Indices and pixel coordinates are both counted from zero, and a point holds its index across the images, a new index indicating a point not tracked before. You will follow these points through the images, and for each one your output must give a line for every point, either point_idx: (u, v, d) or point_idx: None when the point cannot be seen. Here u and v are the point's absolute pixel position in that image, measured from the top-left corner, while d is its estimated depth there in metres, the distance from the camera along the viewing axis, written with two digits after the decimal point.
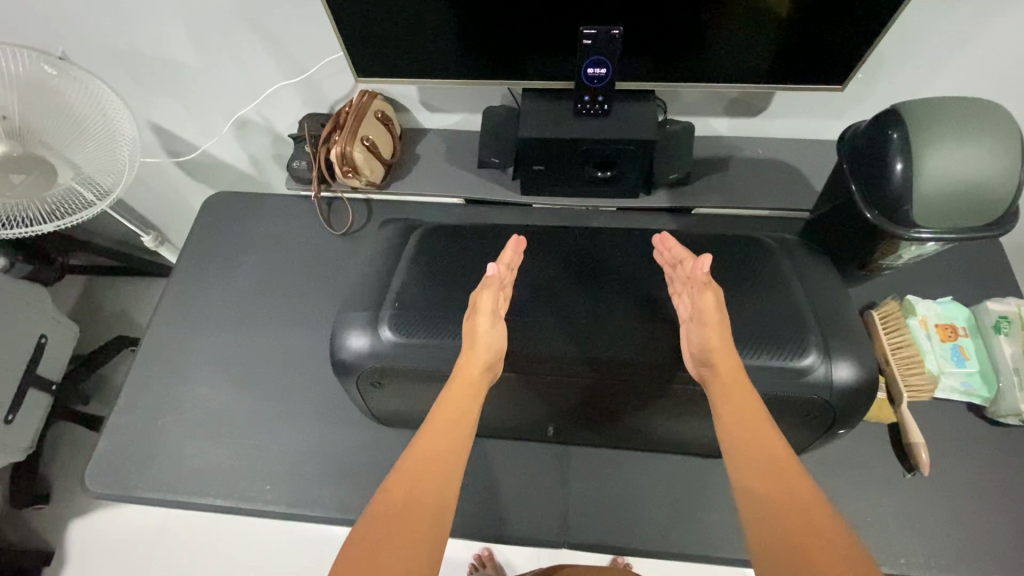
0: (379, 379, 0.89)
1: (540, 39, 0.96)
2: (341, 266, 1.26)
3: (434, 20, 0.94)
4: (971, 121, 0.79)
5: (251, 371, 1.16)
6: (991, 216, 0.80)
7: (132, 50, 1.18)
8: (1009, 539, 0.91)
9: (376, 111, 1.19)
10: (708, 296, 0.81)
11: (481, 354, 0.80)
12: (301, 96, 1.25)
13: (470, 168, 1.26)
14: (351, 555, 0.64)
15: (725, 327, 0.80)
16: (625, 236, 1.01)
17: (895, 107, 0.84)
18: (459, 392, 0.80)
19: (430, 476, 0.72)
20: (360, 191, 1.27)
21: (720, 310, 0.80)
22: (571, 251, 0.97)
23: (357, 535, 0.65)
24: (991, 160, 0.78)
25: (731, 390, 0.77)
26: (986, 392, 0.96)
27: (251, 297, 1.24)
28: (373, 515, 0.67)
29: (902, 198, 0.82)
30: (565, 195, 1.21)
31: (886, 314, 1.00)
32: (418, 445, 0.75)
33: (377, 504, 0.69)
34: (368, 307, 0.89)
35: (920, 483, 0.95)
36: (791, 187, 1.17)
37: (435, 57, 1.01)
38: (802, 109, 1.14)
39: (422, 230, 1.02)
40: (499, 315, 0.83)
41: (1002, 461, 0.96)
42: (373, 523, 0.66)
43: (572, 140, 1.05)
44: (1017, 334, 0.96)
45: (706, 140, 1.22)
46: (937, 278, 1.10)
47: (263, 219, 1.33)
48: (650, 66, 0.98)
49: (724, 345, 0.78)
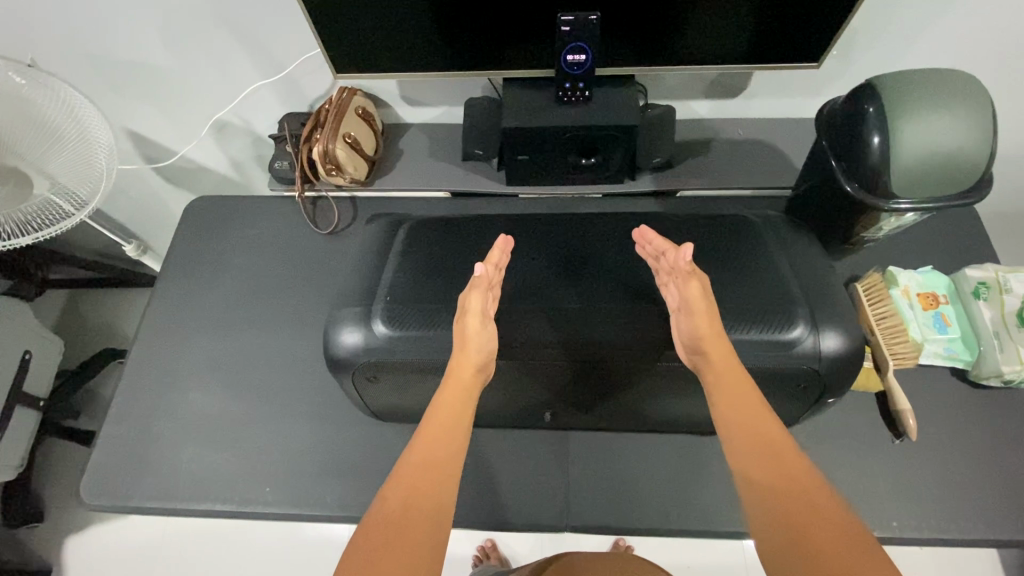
0: (375, 373, 0.89)
1: (519, 29, 0.95)
2: (330, 265, 1.25)
3: (410, 14, 0.94)
4: (943, 91, 0.80)
5: (245, 375, 1.15)
6: (967, 183, 0.82)
7: (104, 55, 1.16)
8: (996, 498, 0.93)
9: (357, 107, 1.18)
10: (694, 285, 0.81)
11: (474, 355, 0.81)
12: (279, 95, 1.23)
13: (455, 162, 1.25)
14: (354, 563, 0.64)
15: (712, 313, 0.80)
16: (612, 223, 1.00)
17: (868, 82, 0.86)
18: (455, 392, 0.80)
19: (430, 479, 0.72)
20: (345, 189, 1.27)
21: (706, 297, 0.80)
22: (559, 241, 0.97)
23: (358, 542, 0.66)
24: (965, 128, 0.79)
25: (723, 377, 0.78)
26: (968, 356, 1.00)
27: (240, 301, 1.23)
28: (373, 521, 0.68)
29: (880, 171, 0.84)
30: (551, 183, 1.22)
31: (870, 286, 1.02)
32: (416, 448, 0.76)
33: (377, 510, 0.69)
34: (361, 302, 0.89)
35: (909, 448, 0.98)
36: (773, 166, 1.19)
37: (415, 50, 1.00)
38: (780, 89, 1.16)
39: (410, 224, 1.01)
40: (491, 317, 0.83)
41: (986, 421, 0.99)
42: (374, 530, 0.67)
43: (555, 128, 1.05)
44: (996, 298, 0.98)
45: (688, 124, 1.23)
46: (918, 248, 1.13)
47: (248, 221, 1.31)
48: (630, 51, 0.99)
49: (713, 333, 0.79)
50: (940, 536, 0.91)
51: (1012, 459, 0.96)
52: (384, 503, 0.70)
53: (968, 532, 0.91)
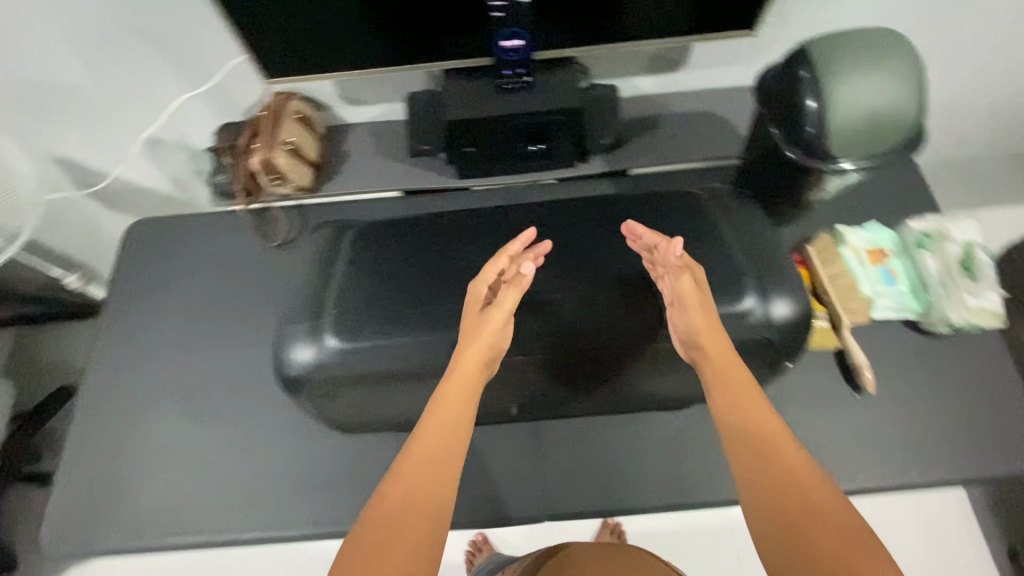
0: (331, 389, 0.95)
1: (451, 18, 0.93)
2: (285, 277, 1.21)
3: (335, 10, 0.90)
4: (871, 50, 0.82)
5: (207, 400, 1.11)
6: (899, 138, 0.85)
7: (12, 78, 1.08)
8: (954, 440, 0.97)
9: (294, 111, 1.14)
10: (685, 279, 0.83)
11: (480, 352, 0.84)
12: (211, 105, 1.18)
13: (404, 159, 1.22)
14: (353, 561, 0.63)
15: (706, 303, 0.83)
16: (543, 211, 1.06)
17: (801, 47, 0.86)
18: (457, 392, 0.80)
19: (431, 478, 0.71)
20: (291, 198, 1.22)
21: (698, 290, 0.83)
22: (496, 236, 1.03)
23: (357, 540, 0.65)
24: (893, 85, 0.81)
25: (720, 360, 0.80)
26: (918, 306, 1.03)
27: (194, 323, 1.18)
28: (374, 518, 0.67)
29: (819, 133, 0.85)
30: (502, 173, 1.20)
31: (822, 247, 1.05)
32: (413, 449, 0.74)
33: (376, 508, 0.68)
34: (309, 320, 0.95)
35: (870, 401, 1.01)
36: (721, 136, 1.19)
37: (345, 49, 0.97)
38: (721, 58, 1.16)
39: (357, 229, 1.02)
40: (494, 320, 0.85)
41: (940, 367, 1.02)
42: (373, 526, 0.66)
43: (499, 117, 1.04)
44: (938, 248, 1.03)
45: (635, 100, 1.22)
46: (865, 205, 1.15)
47: (194, 240, 1.26)
48: (567, 32, 0.97)
49: (710, 324, 0.82)
50: (904, 481, 0.95)
51: (967, 402, 1.00)
52: (382, 502, 0.68)
53: (930, 474, 0.95)
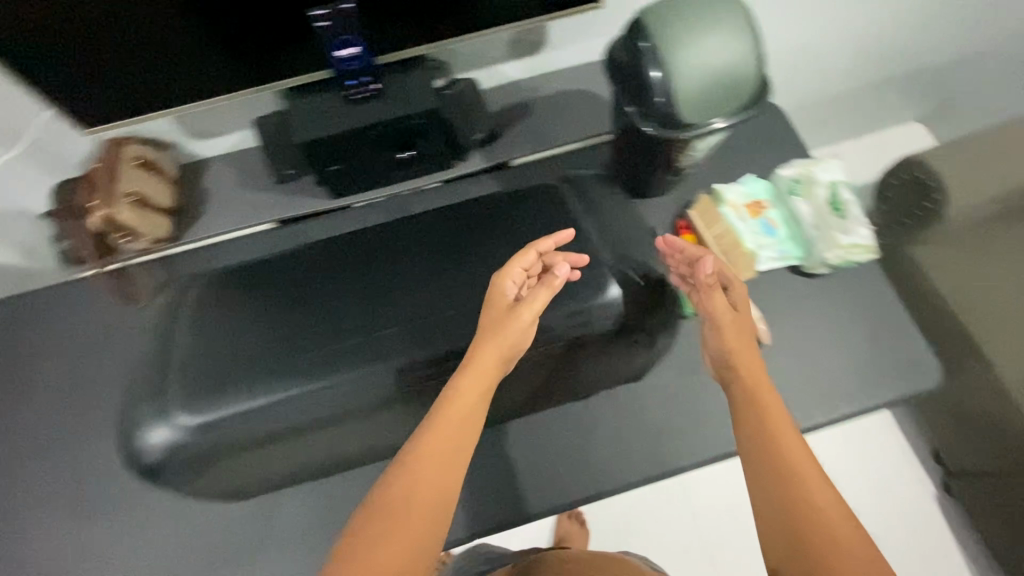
0: (209, 453, 1.09)
1: (274, 36, 0.85)
2: (158, 340, 1.10)
3: (135, 44, 0.80)
4: (704, 14, 0.81)
5: (77, 500, 0.97)
6: (746, 98, 0.85)
7: None
8: (853, 373, 1.02)
9: (133, 158, 1.03)
10: (718, 297, 0.95)
11: (496, 350, 0.90)
12: (29, 165, 1.04)
13: (270, 189, 1.14)
14: (359, 554, 0.67)
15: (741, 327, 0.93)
16: (347, 251, 1.15)
17: (638, 18, 0.84)
18: (475, 386, 0.86)
19: (444, 470, 0.76)
20: (150, 251, 1.11)
21: (727, 306, 0.95)
22: (309, 287, 1.15)
23: (370, 530, 0.70)
24: (731, 46, 0.81)
25: (743, 360, 0.89)
26: (800, 252, 1.07)
27: (50, 416, 1.03)
28: (392, 506, 0.72)
29: (668, 106, 0.84)
30: (379, 185, 1.15)
31: (703, 210, 1.09)
32: (424, 438, 0.79)
33: (394, 492, 0.73)
34: (156, 399, 1.08)
35: (774, 351, 1.03)
36: (594, 112, 1.17)
37: (163, 85, 0.87)
38: (577, 34, 1.14)
39: (197, 282, 1.13)
40: (526, 320, 0.93)
41: (831, 305, 1.07)
42: (385, 520, 0.70)
43: (354, 132, 0.97)
44: (807, 192, 1.07)
45: (502, 90, 1.19)
46: (741, 159, 1.17)
47: (36, 320, 1.10)
48: (407, 33, 0.91)
49: (741, 342, 0.91)
50: (814, 420, 0.99)
51: (859, 333, 1.05)
52: (402, 484, 0.74)
53: (837, 409, 0.99)
